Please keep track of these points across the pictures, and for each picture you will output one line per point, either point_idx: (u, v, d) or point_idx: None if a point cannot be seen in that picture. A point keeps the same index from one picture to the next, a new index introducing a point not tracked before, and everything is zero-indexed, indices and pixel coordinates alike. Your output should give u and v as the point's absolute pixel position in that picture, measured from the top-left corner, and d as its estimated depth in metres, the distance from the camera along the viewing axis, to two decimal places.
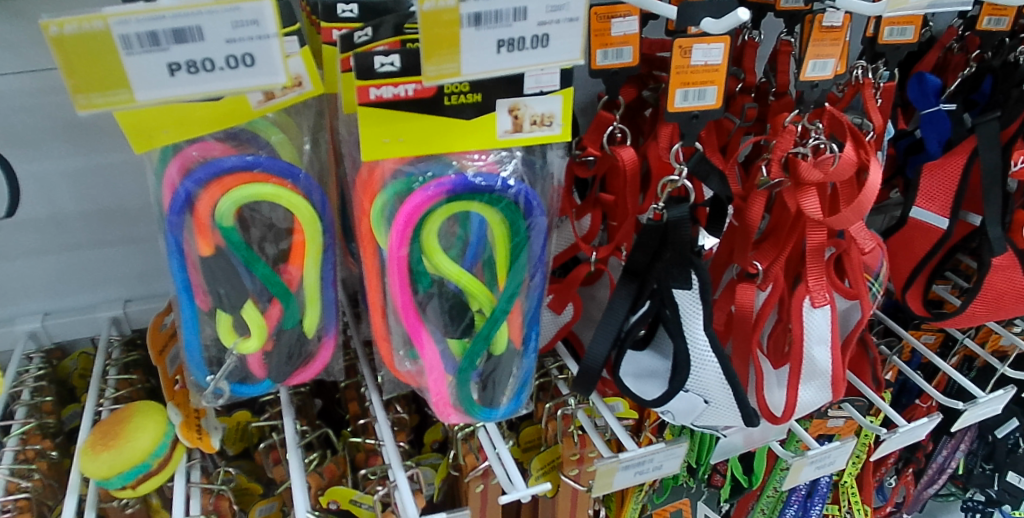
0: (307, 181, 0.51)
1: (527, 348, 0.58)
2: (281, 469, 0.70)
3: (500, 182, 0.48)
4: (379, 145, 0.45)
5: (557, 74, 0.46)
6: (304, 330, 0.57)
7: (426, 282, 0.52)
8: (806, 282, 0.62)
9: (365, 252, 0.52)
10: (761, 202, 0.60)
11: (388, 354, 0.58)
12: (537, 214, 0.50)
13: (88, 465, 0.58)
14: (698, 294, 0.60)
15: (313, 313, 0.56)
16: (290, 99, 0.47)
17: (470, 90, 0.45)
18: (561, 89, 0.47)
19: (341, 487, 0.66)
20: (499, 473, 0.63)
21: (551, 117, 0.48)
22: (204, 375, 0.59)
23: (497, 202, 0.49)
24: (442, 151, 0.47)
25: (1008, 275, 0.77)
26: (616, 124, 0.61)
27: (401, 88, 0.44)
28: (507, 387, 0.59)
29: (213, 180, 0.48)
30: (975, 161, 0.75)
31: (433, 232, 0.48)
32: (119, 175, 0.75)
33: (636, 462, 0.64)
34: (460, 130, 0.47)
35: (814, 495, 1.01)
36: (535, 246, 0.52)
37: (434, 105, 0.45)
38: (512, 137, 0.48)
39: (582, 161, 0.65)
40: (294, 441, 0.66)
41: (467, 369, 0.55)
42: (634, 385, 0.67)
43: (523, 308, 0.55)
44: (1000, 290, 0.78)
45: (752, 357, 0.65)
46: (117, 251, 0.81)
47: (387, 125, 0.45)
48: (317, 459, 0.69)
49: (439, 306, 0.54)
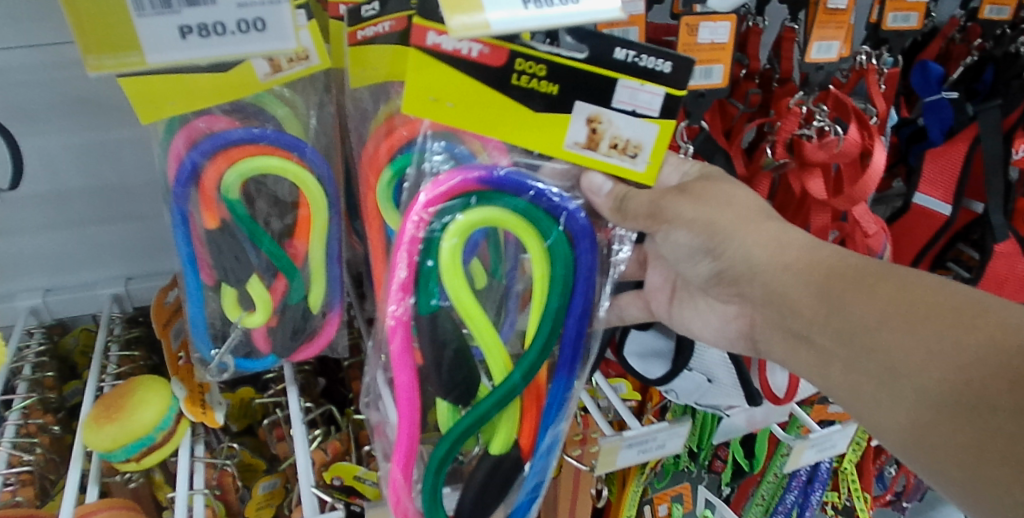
0: (314, 154, 0.51)
1: (534, 463, 0.56)
2: (285, 445, 0.72)
3: (561, 205, 0.50)
4: (424, 102, 0.45)
5: (660, 97, 0.45)
6: (310, 305, 0.58)
7: (433, 307, 0.51)
8: None
9: (371, 229, 0.55)
10: (765, 182, 0.62)
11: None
12: (583, 245, 0.51)
13: (92, 438, 0.58)
14: None
15: (318, 289, 0.57)
16: (297, 73, 0.47)
17: (545, 76, 0.44)
18: (660, 119, 0.46)
19: (345, 464, 0.66)
20: None
21: (634, 147, 0.47)
22: (209, 350, 0.59)
23: (547, 232, 0.50)
24: (483, 130, 0.46)
25: (1011, 262, 0.76)
26: None
27: (464, 44, 0.43)
28: (491, 505, 0.54)
29: (220, 152, 0.48)
30: (976, 147, 0.75)
31: (450, 244, 0.48)
32: (126, 152, 0.76)
33: (639, 441, 0.64)
34: (529, 119, 0.46)
35: (814, 480, 1.00)
36: (570, 322, 0.52)
37: (500, 77, 0.44)
38: (582, 150, 0.47)
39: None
40: (298, 416, 0.67)
41: (450, 443, 0.51)
42: (639, 364, 0.68)
43: (540, 406, 0.54)
44: (1005, 279, 0.77)
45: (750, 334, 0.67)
46: (121, 228, 0.82)
47: (442, 86, 0.45)
48: (322, 437, 0.70)
49: (448, 355, 0.51)
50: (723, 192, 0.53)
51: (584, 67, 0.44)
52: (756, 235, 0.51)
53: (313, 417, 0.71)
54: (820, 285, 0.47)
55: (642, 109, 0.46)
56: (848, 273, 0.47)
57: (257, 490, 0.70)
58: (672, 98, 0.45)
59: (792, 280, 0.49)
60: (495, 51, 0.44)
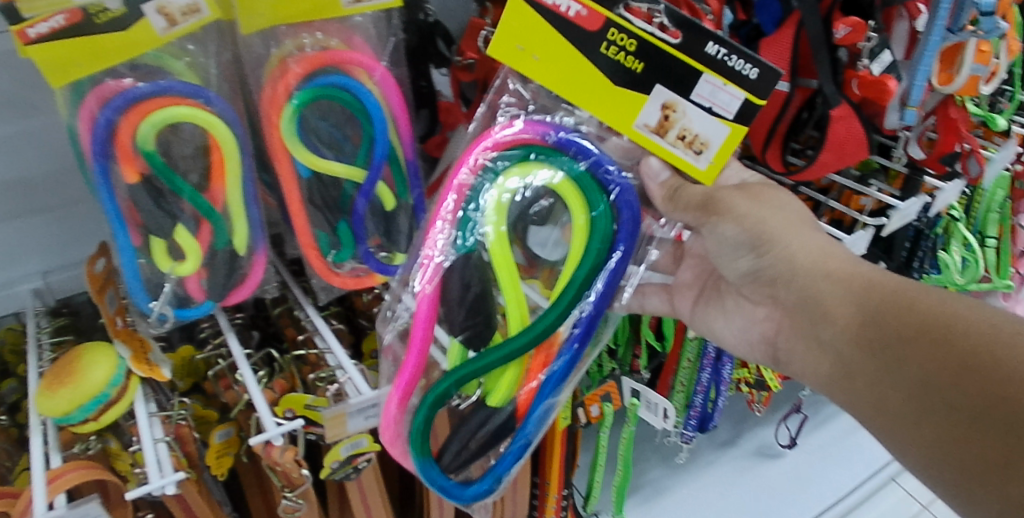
0: (217, 100, 0.57)
1: (524, 424, 0.64)
2: (232, 393, 0.76)
3: (609, 179, 0.61)
4: (514, 51, 0.58)
5: (738, 101, 0.56)
6: (236, 247, 0.63)
7: (467, 249, 0.63)
8: None
9: (281, 163, 0.63)
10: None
11: (323, 266, 0.69)
12: (626, 217, 0.62)
13: (47, 405, 0.62)
14: None
15: (240, 229, 0.62)
16: (192, 25, 0.53)
17: (630, 52, 0.56)
18: (732, 123, 0.57)
19: (294, 396, 0.72)
20: None
21: (702, 142, 0.58)
22: (147, 303, 0.62)
23: (594, 207, 0.61)
24: (560, 83, 0.59)
25: (851, 122, 0.89)
26: (490, 25, 0.71)
27: (567, 4, 0.56)
28: (472, 450, 0.64)
29: (131, 106, 0.53)
30: (801, 31, 0.88)
31: (500, 194, 0.62)
32: (21, 145, 0.77)
33: None
34: (608, 86, 0.58)
35: (722, 357, 1.13)
36: (592, 295, 0.62)
37: (591, 39, 0.56)
38: (649, 131, 0.59)
39: (467, 64, 0.75)
40: (241, 355, 0.73)
41: (452, 382, 0.61)
42: None
43: (538, 379, 0.63)
44: (847, 138, 0.90)
45: None
46: (28, 223, 0.82)
47: (536, 43, 0.57)
48: (267, 376, 0.75)
49: (472, 292, 0.64)
50: (773, 198, 0.63)
51: (673, 53, 0.56)
52: (801, 242, 0.60)
53: (254, 360, 0.78)
54: (858, 293, 0.56)
55: (719, 107, 0.57)
56: (889, 283, 0.55)
57: (213, 439, 0.75)
58: (749, 103, 0.56)
59: (829, 285, 0.57)
60: (598, 17, 0.56)
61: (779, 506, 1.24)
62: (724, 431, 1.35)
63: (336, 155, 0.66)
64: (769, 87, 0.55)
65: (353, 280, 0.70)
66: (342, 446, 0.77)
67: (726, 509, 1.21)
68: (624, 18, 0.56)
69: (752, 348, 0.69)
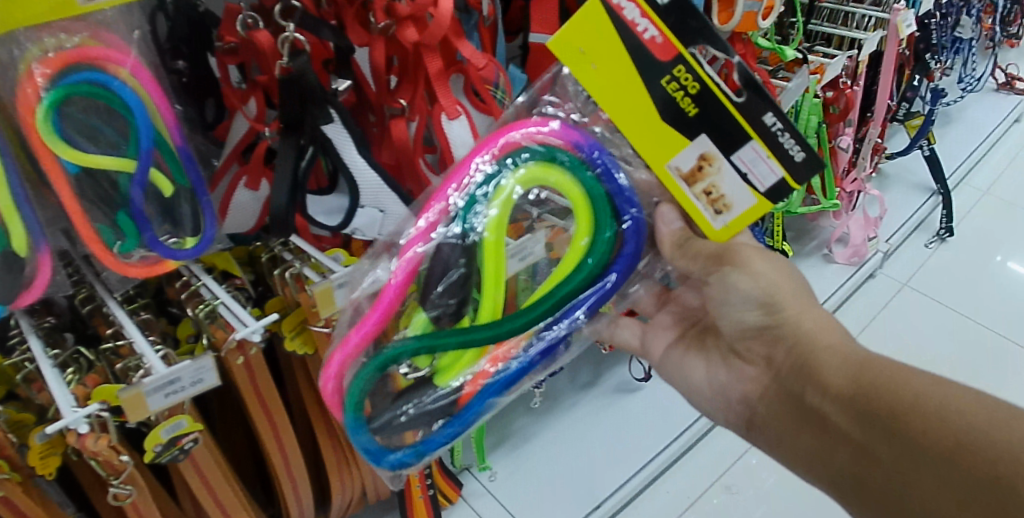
0: None
1: (464, 412, 0.67)
2: (46, 394, 0.73)
3: (624, 209, 0.68)
4: (574, 51, 0.60)
5: (773, 181, 0.60)
6: (16, 250, 0.56)
7: (465, 228, 0.66)
8: (439, 102, 0.76)
9: (45, 164, 0.58)
10: (380, 47, 0.72)
11: (112, 260, 0.64)
12: (627, 244, 0.69)
13: None
14: (342, 124, 0.72)
15: (17, 231, 0.55)
16: None
17: (690, 95, 0.59)
18: (760, 196, 0.61)
19: (105, 387, 0.72)
20: (232, 313, 0.82)
21: (725, 203, 0.63)
22: None
23: (606, 229, 0.68)
24: (608, 94, 0.60)
25: None
26: (246, 13, 0.65)
27: (647, 26, 0.57)
28: (400, 422, 0.67)
29: None
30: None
31: (511, 186, 0.65)
32: None
33: (346, 281, 0.82)
34: (656, 119, 0.60)
35: None
36: (577, 304, 0.69)
37: (656, 64, 0.58)
38: (679, 175, 0.62)
39: (230, 47, 0.68)
40: (41, 356, 0.73)
41: (409, 350, 0.63)
42: (326, 221, 0.78)
43: (480, 384, 0.67)
44: None
45: (417, 169, 0.78)
46: None
47: (599, 54, 0.59)
48: (77, 374, 0.73)
49: (454, 278, 0.67)
50: (779, 260, 0.66)
51: (733, 111, 0.59)
52: (810, 318, 0.62)
53: (64, 361, 0.75)
54: (850, 362, 0.58)
55: (755, 177, 0.61)
56: (882, 359, 0.58)
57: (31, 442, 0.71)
58: (783, 182, 0.60)
59: (826, 355, 0.60)
60: (671, 48, 0.58)
61: (632, 438, 1.40)
62: (586, 374, 1.51)
63: (101, 149, 0.61)
64: (805, 174, 0.60)
65: (143, 269, 0.67)
66: (163, 428, 0.83)
67: (589, 448, 1.38)
68: (694, 59, 0.58)
69: (727, 407, 0.69)
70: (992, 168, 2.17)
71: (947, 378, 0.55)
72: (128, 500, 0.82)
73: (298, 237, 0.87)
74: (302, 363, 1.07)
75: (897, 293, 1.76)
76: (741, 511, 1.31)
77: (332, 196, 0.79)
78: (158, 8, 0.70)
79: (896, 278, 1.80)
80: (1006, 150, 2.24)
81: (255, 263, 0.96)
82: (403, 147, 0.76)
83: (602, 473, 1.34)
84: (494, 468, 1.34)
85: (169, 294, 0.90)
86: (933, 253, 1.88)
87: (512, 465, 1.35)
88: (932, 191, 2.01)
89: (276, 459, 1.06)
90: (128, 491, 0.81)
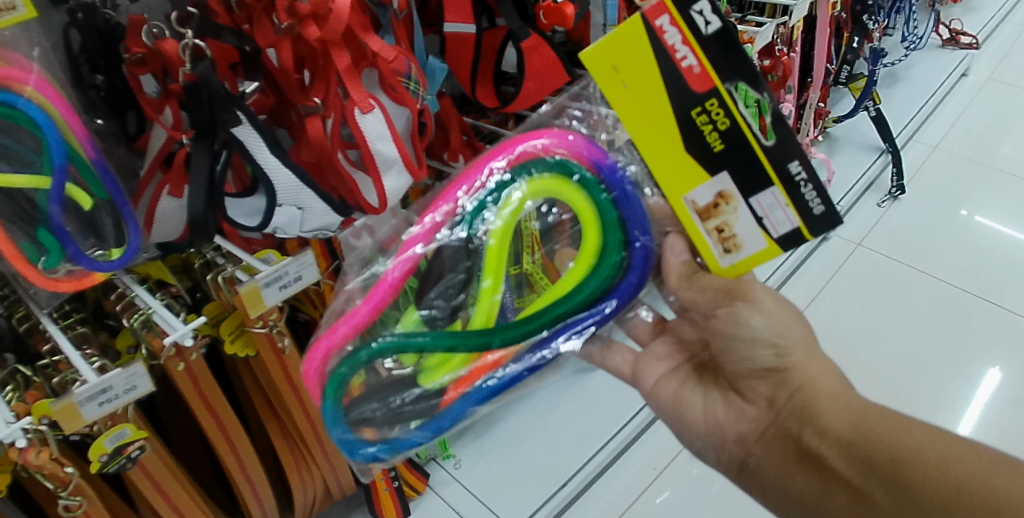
0: None
1: (441, 417, 0.67)
2: None
3: (635, 234, 0.70)
4: (607, 68, 0.59)
5: (789, 229, 0.59)
6: None
7: (469, 230, 0.70)
8: (351, 95, 0.72)
9: None
10: (288, 47, 0.69)
11: (37, 277, 0.59)
12: (632, 273, 0.71)
13: None
14: (252, 125, 0.68)
15: None
16: None
17: (718, 131, 0.58)
18: (773, 242, 0.61)
19: (43, 401, 0.69)
20: (164, 316, 0.79)
21: (734, 243, 0.63)
22: None
23: (615, 252, 0.71)
24: (634, 111, 0.60)
25: (541, 52, 0.91)
26: (150, 22, 0.63)
27: (688, 52, 0.57)
28: (380, 414, 0.69)
29: None
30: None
31: (520, 197, 0.70)
32: None
33: (273, 279, 0.80)
34: (682, 150, 0.61)
35: None
36: (579, 326, 0.70)
37: (687, 92, 0.58)
38: (694, 208, 0.63)
39: (138, 59, 0.64)
40: None
41: (391, 346, 0.65)
42: (247, 223, 0.73)
43: (462, 391, 0.67)
44: (543, 66, 0.92)
45: (334, 164, 0.74)
46: None
47: (631, 76, 0.59)
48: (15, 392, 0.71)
49: (455, 279, 0.72)
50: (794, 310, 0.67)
51: (759, 154, 0.58)
52: (817, 367, 0.64)
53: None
54: (855, 414, 0.60)
55: (769, 222, 0.60)
56: (884, 409, 0.59)
57: None
58: (798, 231, 0.59)
59: (831, 405, 0.61)
60: (707, 81, 0.57)
61: (600, 415, 1.41)
62: None
63: (14, 168, 0.58)
64: (822, 228, 0.59)
65: (71, 283, 0.63)
66: (106, 437, 0.79)
67: (557, 431, 1.38)
68: (730, 96, 0.57)
69: (720, 455, 0.69)
70: (937, 125, 2.22)
71: (939, 426, 0.58)
72: (80, 511, 0.79)
73: (223, 239, 0.81)
74: (247, 365, 1.03)
75: (851, 254, 1.81)
76: (716, 483, 1.33)
77: (252, 197, 0.72)
78: (69, 20, 0.64)
79: (850, 240, 1.85)
80: (951, 107, 2.30)
81: (191, 271, 0.91)
82: (320, 146, 0.72)
83: (569, 451, 1.35)
84: (457, 456, 1.34)
85: (107, 307, 0.85)
86: (886, 211, 1.93)
87: (478, 452, 1.35)
88: (881, 150, 2.06)
89: (232, 467, 1.04)
90: (78, 501, 0.79)
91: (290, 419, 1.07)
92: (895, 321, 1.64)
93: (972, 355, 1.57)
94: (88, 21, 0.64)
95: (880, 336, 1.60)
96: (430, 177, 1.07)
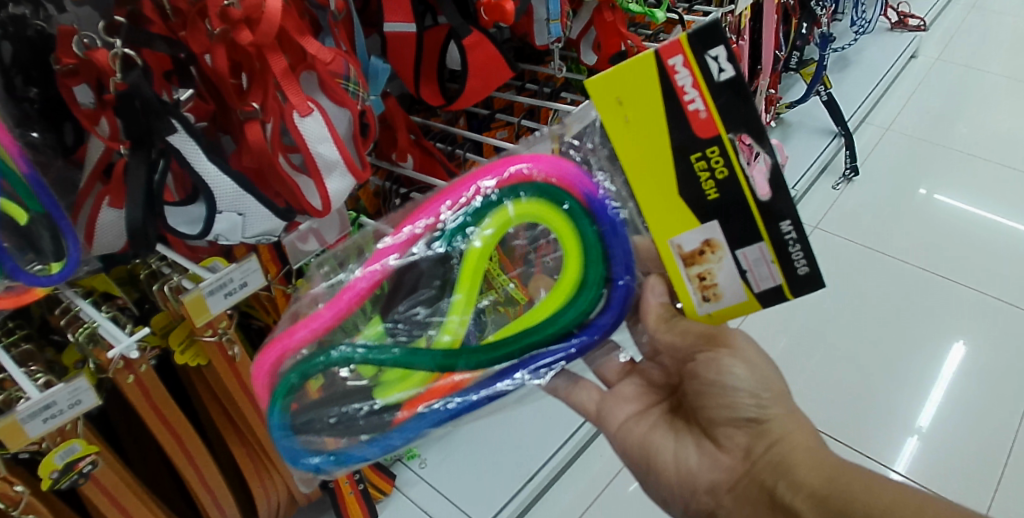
0: None
1: (387, 435, 0.66)
2: None
3: (619, 273, 0.69)
4: (611, 100, 0.60)
5: (772, 286, 0.61)
6: None
7: (449, 244, 0.69)
8: (289, 98, 0.69)
9: None
10: (222, 52, 0.66)
11: None
12: (608, 312, 0.70)
13: None
14: (189, 133, 0.64)
15: None
16: None
17: (713, 180, 0.60)
18: (754, 298, 0.63)
19: None
20: (108, 328, 0.74)
21: (716, 292, 0.64)
22: None
23: (592, 287, 0.70)
24: (630, 141, 0.61)
25: (484, 48, 0.89)
26: (81, 34, 0.60)
27: (697, 97, 0.57)
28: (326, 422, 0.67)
29: None
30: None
31: (502, 220, 0.69)
32: None
33: (218, 286, 0.77)
34: (676, 193, 0.61)
35: None
36: (550, 355, 0.69)
37: (688, 138, 0.59)
38: (679, 252, 0.64)
39: (70, 70, 0.60)
40: None
41: (352, 357, 0.64)
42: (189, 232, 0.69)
43: (415, 410, 0.66)
44: (488, 61, 0.90)
45: (275, 168, 0.70)
46: None
47: (635, 113, 0.59)
48: None
49: (425, 295, 0.73)
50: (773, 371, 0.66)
51: (754, 208, 0.59)
52: (791, 421, 0.63)
53: None
54: (827, 469, 0.59)
55: (753, 276, 0.62)
56: (853, 467, 0.58)
57: None
58: (779, 288, 0.61)
59: (803, 456, 0.60)
60: (711, 127, 0.58)
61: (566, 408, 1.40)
62: None
63: None
64: (803, 289, 0.61)
65: (9, 300, 0.60)
66: (56, 454, 0.76)
67: (524, 427, 1.38)
68: (731, 146, 0.58)
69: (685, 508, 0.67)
70: (887, 107, 2.27)
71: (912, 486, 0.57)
72: None
73: (167, 248, 0.76)
74: (202, 376, 1.00)
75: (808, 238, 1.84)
76: None
77: (194, 205, 0.68)
78: None
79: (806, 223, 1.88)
80: (899, 89, 2.34)
81: (138, 282, 0.87)
82: (260, 150, 0.68)
83: (537, 446, 1.34)
84: (423, 455, 1.33)
85: (52, 322, 0.81)
86: (840, 194, 1.97)
87: (445, 450, 1.35)
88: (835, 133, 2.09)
89: (192, 478, 1.01)
90: None
91: (249, 428, 1.04)
92: (852, 303, 1.67)
93: (931, 333, 1.60)
94: (18, 34, 0.61)
95: (838, 318, 1.64)
96: (382, 179, 1.05)
